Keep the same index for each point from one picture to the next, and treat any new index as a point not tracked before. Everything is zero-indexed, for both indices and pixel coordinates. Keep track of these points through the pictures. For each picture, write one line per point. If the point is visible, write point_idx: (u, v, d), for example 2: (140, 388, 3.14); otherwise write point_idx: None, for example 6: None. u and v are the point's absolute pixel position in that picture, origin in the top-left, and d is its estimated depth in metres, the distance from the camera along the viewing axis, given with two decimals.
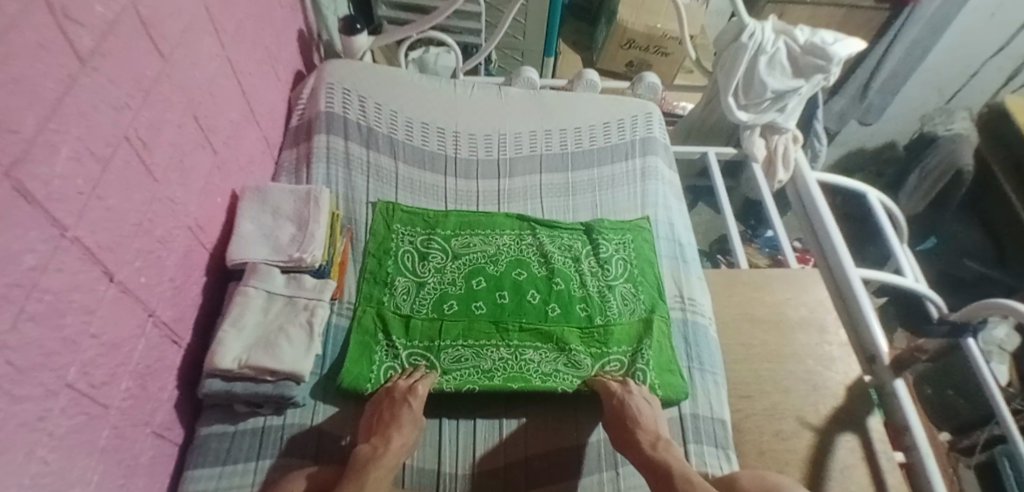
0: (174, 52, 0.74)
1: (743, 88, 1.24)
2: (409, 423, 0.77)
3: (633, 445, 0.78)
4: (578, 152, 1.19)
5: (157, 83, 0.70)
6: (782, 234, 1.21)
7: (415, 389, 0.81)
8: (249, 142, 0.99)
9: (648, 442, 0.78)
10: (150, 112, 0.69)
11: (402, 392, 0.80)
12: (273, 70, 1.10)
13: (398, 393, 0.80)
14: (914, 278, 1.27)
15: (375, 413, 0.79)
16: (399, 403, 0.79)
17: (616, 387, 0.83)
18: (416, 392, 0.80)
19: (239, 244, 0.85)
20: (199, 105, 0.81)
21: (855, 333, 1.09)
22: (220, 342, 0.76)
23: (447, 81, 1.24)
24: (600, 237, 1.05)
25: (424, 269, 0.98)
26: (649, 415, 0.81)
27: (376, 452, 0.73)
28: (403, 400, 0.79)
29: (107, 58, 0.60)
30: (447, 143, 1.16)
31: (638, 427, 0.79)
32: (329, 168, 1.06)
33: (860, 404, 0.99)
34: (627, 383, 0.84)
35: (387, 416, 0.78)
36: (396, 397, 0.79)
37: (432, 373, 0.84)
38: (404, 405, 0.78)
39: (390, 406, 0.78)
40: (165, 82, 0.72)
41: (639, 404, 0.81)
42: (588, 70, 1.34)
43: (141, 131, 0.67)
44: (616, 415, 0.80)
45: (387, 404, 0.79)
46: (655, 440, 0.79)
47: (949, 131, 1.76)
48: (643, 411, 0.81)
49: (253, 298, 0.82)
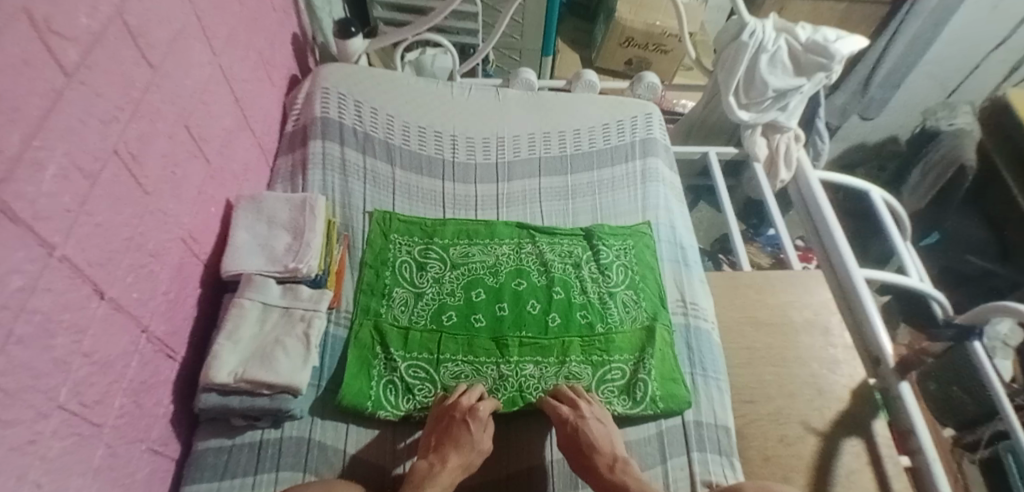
0: (163, 62, 0.73)
1: (744, 87, 1.23)
2: (467, 444, 0.76)
3: (591, 472, 0.77)
4: (577, 155, 1.17)
5: (146, 93, 0.69)
6: (783, 234, 1.20)
7: (475, 410, 0.79)
8: (243, 150, 0.97)
9: (605, 466, 0.76)
10: (140, 124, 0.67)
11: (463, 412, 0.79)
12: (266, 76, 1.08)
13: (457, 412, 0.78)
14: (918, 276, 1.25)
15: (434, 430, 0.79)
16: (458, 423, 0.78)
17: (568, 412, 0.80)
18: (477, 415, 0.79)
19: (234, 254, 0.84)
20: (191, 114, 0.80)
21: (859, 336, 1.07)
22: (215, 355, 0.75)
23: (443, 83, 1.23)
24: (600, 242, 1.04)
25: (422, 279, 0.96)
26: (604, 437, 0.79)
27: (432, 470, 0.73)
28: (463, 421, 0.78)
29: (93, 70, 0.59)
30: (444, 147, 1.15)
31: (593, 452, 0.77)
32: (325, 174, 1.05)
33: (865, 408, 0.98)
34: (579, 405, 0.81)
35: (444, 434, 0.77)
36: (456, 417, 0.78)
37: (477, 386, 0.84)
38: (461, 425, 0.77)
39: (450, 425, 0.78)
40: (155, 92, 0.71)
41: (593, 428, 0.79)
42: (587, 70, 1.32)
43: (130, 143, 0.65)
44: (572, 443, 0.78)
45: (446, 423, 0.78)
46: (613, 462, 0.77)
47: (953, 126, 1.75)
48: (596, 435, 0.79)
49: (249, 310, 0.81)
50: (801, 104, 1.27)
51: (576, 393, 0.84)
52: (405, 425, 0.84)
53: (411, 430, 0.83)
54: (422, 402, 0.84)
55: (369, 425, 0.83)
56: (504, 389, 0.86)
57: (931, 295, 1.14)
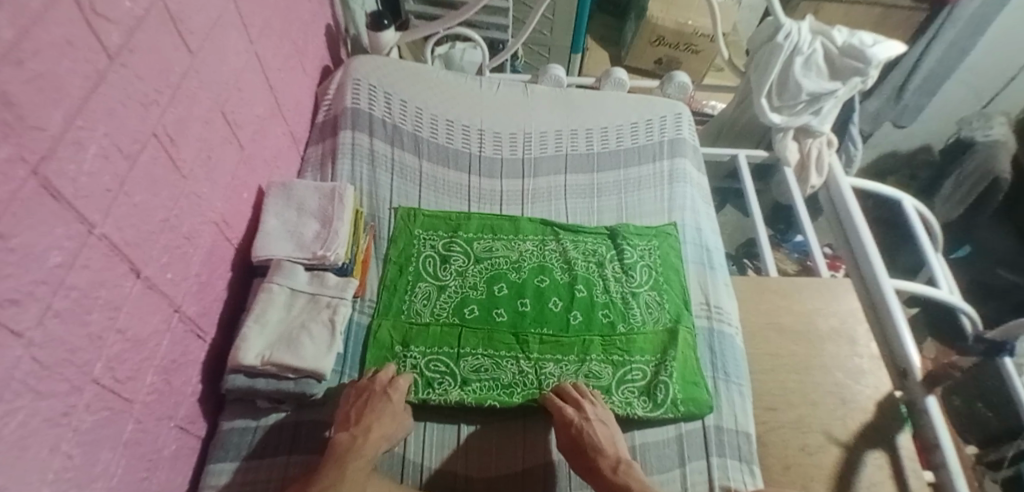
0: (202, 48, 0.74)
1: (777, 88, 1.20)
2: (388, 414, 0.77)
3: (593, 473, 0.77)
4: (604, 153, 1.17)
5: (184, 79, 0.70)
6: (812, 240, 1.18)
7: (395, 382, 0.81)
8: (276, 137, 0.99)
9: (608, 467, 0.76)
10: (177, 109, 0.69)
11: (383, 385, 0.81)
12: (300, 65, 1.10)
13: (377, 386, 0.80)
14: (948, 289, 1.22)
15: (353, 404, 0.79)
16: (378, 395, 0.79)
17: (574, 414, 0.80)
18: (397, 386, 0.81)
19: (264, 240, 0.85)
20: (226, 100, 0.81)
21: (886, 348, 1.05)
22: (244, 337, 0.76)
23: (472, 77, 1.23)
24: (625, 242, 1.03)
25: (446, 272, 0.97)
26: (606, 439, 0.79)
27: (355, 442, 0.73)
28: (383, 393, 0.79)
29: (135, 54, 0.60)
30: (471, 141, 1.15)
31: (596, 454, 0.77)
32: (354, 164, 1.06)
33: (890, 421, 0.95)
34: (583, 406, 0.81)
35: (365, 406, 0.77)
36: (376, 390, 0.80)
37: (389, 366, 0.84)
38: (381, 397, 0.79)
39: (371, 397, 0.78)
40: (193, 78, 0.73)
41: (596, 431, 0.79)
42: (617, 68, 1.31)
43: (168, 127, 0.67)
44: (573, 445, 0.79)
45: (365, 397, 0.79)
46: (615, 463, 0.77)
47: (987, 137, 1.68)
48: (600, 438, 0.79)
49: (277, 294, 0.82)
50: (835, 108, 1.24)
51: (581, 393, 0.84)
52: (425, 421, 0.84)
53: (431, 426, 0.83)
54: (440, 397, 0.84)
55: None
56: (524, 388, 0.86)
57: (961, 309, 1.10)
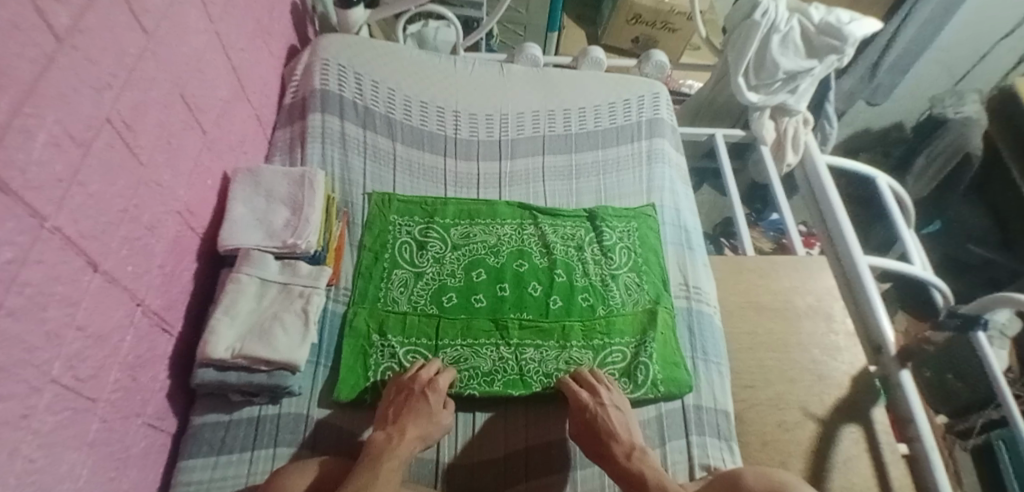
0: (159, 28, 0.70)
1: (754, 67, 1.20)
2: (425, 416, 0.75)
3: (608, 459, 0.75)
4: (582, 134, 1.15)
5: (140, 60, 0.66)
6: (788, 218, 1.18)
7: (435, 382, 0.79)
8: (241, 121, 0.95)
9: (623, 454, 0.75)
10: (134, 93, 0.65)
11: (422, 384, 0.79)
12: (265, 45, 1.05)
13: (417, 385, 0.78)
14: (921, 265, 1.24)
15: (392, 403, 0.78)
16: (416, 396, 0.77)
17: (587, 399, 0.80)
18: (436, 387, 0.79)
19: (231, 228, 0.81)
20: (186, 83, 0.77)
21: (860, 323, 1.07)
22: (213, 330, 0.73)
23: (447, 57, 1.20)
24: (603, 224, 1.02)
25: (422, 259, 0.95)
26: (622, 426, 0.78)
27: (390, 441, 0.71)
28: (421, 394, 0.78)
29: (86, 35, 0.56)
30: (446, 123, 1.12)
31: (609, 440, 0.76)
32: (324, 147, 1.02)
33: (866, 396, 0.98)
34: (597, 392, 0.81)
35: (403, 406, 0.77)
36: (415, 389, 0.78)
37: (436, 361, 0.83)
38: (420, 398, 0.77)
39: (409, 398, 0.77)
40: (150, 60, 0.69)
41: (612, 416, 0.79)
42: (594, 47, 1.29)
43: (125, 111, 0.63)
44: (588, 433, 0.78)
45: (405, 396, 0.78)
46: (630, 449, 0.76)
47: (959, 114, 1.68)
48: (615, 423, 0.78)
49: (246, 285, 0.79)
50: (811, 87, 1.24)
51: (595, 379, 0.83)
52: None
53: None
54: None
55: (367, 414, 0.81)
56: (505, 376, 0.85)
57: (935, 284, 1.12)
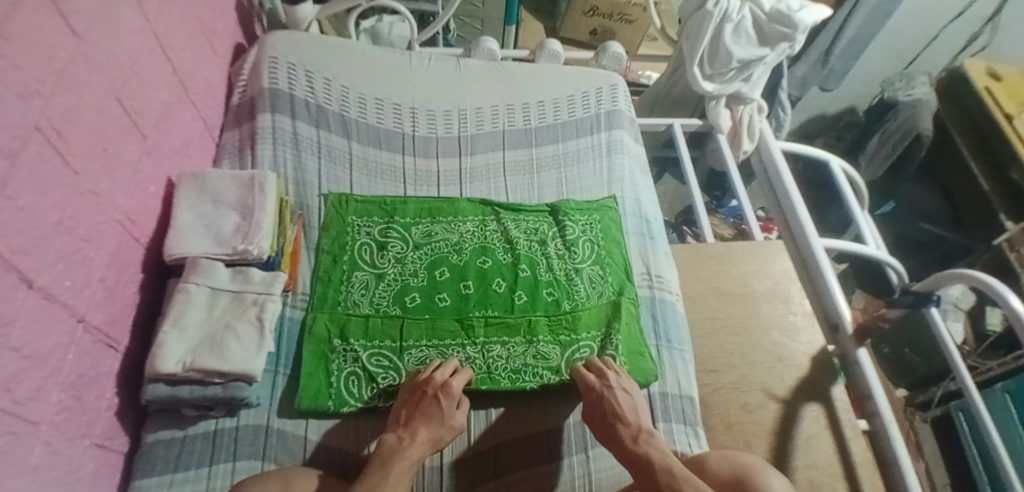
0: (90, 30, 0.66)
1: (708, 57, 1.21)
2: (437, 419, 0.75)
3: (615, 441, 0.76)
4: (541, 127, 1.15)
5: (71, 64, 0.63)
6: (745, 204, 1.21)
7: (449, 385, 0.78)
8: (185, 124, 0.91)
9: (629, 436, 0.76)
10: (65, 98, 0.61)
11: (435, 387, 0.77)
12: (207, 44, 1.01)
13: (430, 388, 0.77)
14: (874, 244, 1.29)
15: (404, 404, 0.77)
16: (429, 398, 0.76)
17: (594, 382, 0.81)
18: (450, 390, 0.77)
19: (177, 236, 0.77)
20: (123, 86, 0.73)
21: (817, 304, 1.10)
22: (161, 344, 0.70)
23: (402, 53, 1.17)
24: (566, 218, 1.02)
25: (383, 260, 0.93)
26: (629, 407, 0.79)
27: (401, 443, 0.71)
28: (434, 396, 0.77)
29: (9, 40, 0.53)
30: (403, 121, 1.10)
31: (617, 421, 0.77)
32: (276, 148, 0.99)
33: (825, 374, 1.01)
34: (603, 375, 0.82)
35: (415, 408, 0.76)
36: (428, 392, 0.77)
37: (452, 359, 0.82)
38: (433, 400, 0.76)
39: (422, 400, 0.76)
40: (82, 63, 0.65)
41: (618, 396, 0.79)
42: (551, 40, 1.28)
43: (55, 119, 0.60)
44: (600, 416, 0.79)
45: (418, 398, 0.77)
46: (637, 432, 0.76)
47: (910, 96, 1.75)
48: (621, 405, 0.79)
49: (195, 295, 0.75)
50: (764, 75, 1.26)
51: (604, 364, 0.84)
52: (370, 418, 0.80)
53: (377, 423, 0.80)
54: (386, 391, 0.81)
55: (330, 420, 0.79)
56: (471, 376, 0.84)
57: (888, 262, 1.16)
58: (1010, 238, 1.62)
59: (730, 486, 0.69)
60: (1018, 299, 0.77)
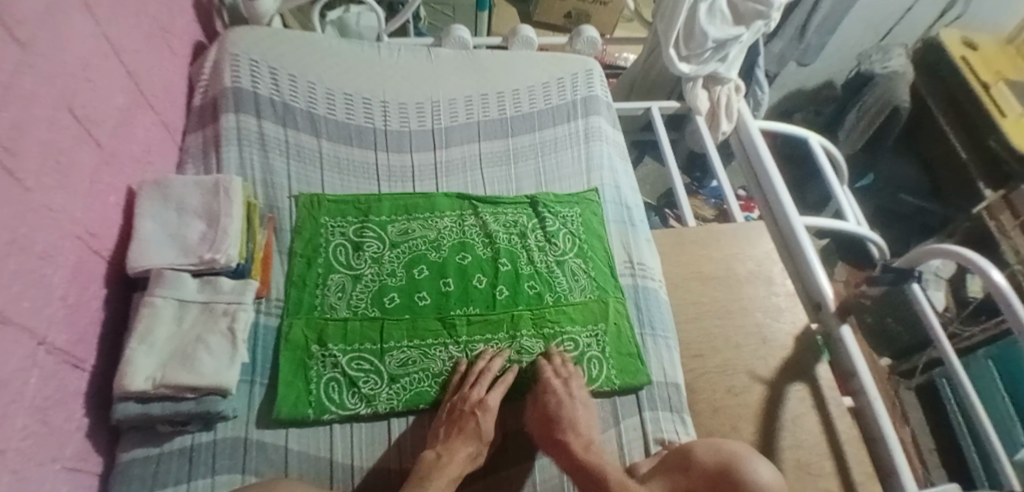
0: (35, 38, 0.63)
1: (683, 38, 1.19)
2: (475, 436, 0.75)
3: (563, 447, 0.74)
4: (517, 116, 1.12)
5: (17, 75, 0.59)
6: (725, 184, 1.20)
7: (485, 402, 0.78)
8: (143, 128, 0.87)
9: (580, 445, 0.74)
10: (13, 110, 0.58)
11: (472, 404, 0.77)
12: (164, 43, 0.96)
13: (467, 405, 0.77)
14: (855, 220, 1.29)
15: (442, 421, 0.77)
16: (467, 416, 0.76)
17: (556, 387, 0.80)
18: (486, 407, 0.77)
19: (139, 249, 0.74)
20: (74, 95, 0.70)
21: (800, 283, 1.10)
22: (128, 361, 0.67)
23: (370, 44, 1.14)
24: (545, 210, 1.01)
25: (359, 260, 0.91)
26: (584, 422, 0.78)
27: (440, 460, 0.71)
28: (472, 414, 0.76)
29: None
30: (374, 115, 1.07)
31: (568, 429, 0.76)
32: (241, 150, 0.95)
33: (809, 353, 1.01)
34: (565, 378, 0.82)
35: (454, 425, 0.76)
36: (465, 411, 0.77)
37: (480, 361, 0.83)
38: (470, 417, 0.76)
39: (460, 418, 0.76)
40: (28, 74, 0.61)
41: (575, 408, 0.79)
42: (524, 25, 1.24)
43: (2, 134, 0.56)
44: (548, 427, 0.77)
45: (456, 415, 0.77)
46: (587, 443, 0.75)
47: (885, 68, 1.75)
48: (577, 417, 0.78)
49: (162, 308, 0.72)
50: (740, 55, 1.25)
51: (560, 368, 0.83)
52: (352, 424, 0.78)
53: (359, 429, 0.78)
54: (368, 396, 0.79)
55: (311, 428, 0.77)
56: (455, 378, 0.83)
57: (869, 237, 1.16)
58: (988, 207, 1.64)
59: (714, 476, 0.68)
60: (999, 270, 0.77)
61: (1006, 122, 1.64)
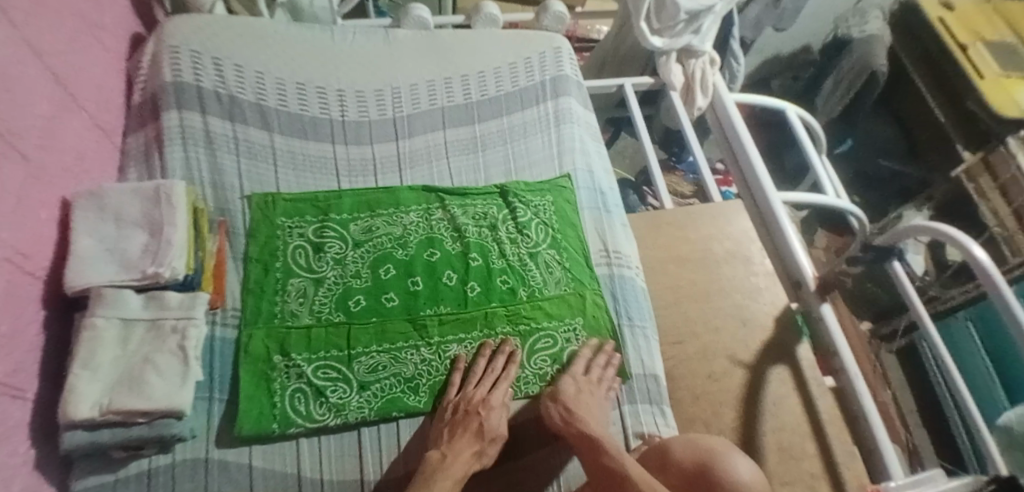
0: None
1: (655, 10, 1.13)
2: (478, 436, 0.72)
3: (573, 425, 0.73)
4: (484, 101, 1.07)
5: None
6: (699, 160, 1.17)
7: (488, 401, 0.76)
8: (75, 133, 0.80)
9: (594, 427, 0.73)
10: None
11: (475, 404, 0.75)
12: (94, 38, 0.89)
13: (469, 406, 0.75)
14: (833, 191, 1.26)
15: (443, 422, 0.75)
16: (472, 416, 0.74)
17: (577, 373, 0.81)
18: (489, 406, 0.76)
19: (76, 267, 0.69)
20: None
21: (778, 261, 1.08)
22: (70, 388, 0.63)
23: (321, 28, 1.07)
24: (516, 199, 0.97)
25: (321, 262, 0.86)
26: (599, 412, 0.77)
27: (445, 460, 0.69)
28: (475, 414, 0.74)
29: None
30: (331, 105, 1.01)
31: (585, 414, 0.75)
32: (187, 150, 0.89)
33: (789, 333, 1.00)
34: (593, 371, 0.82)
35: (456, 426, 0.73)
36: (467, 411, 0.74)
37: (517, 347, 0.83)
38: (473, 417, 0.74)
39: (462, 418, 0.74)
40: None
41: (597, 401, 0.78)
42: (487, 2, 1.17)
43: None
44: (564, 411, 0.76)
45: (457, 416, 0.74)
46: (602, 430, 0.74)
47: (862, 33, 1.73)
48: (594, 409, 0.77)
49: (104, 329, 0.68)
50: (714, 25, 1.20)
51: (590, 363, 0.83)
52: (319, 436, 0.75)
53: (328, 441, 0.75)
54: (336, 405, 0.76)
55: (276, 444, 0.74)
56: (426, 382, 0.80)
57: (847, 210, 1.13)
58: (968, 169, 1.65)
59: (691, 475, 0.65)
60: (979, 245, 0.75)
61: (984, 83, 1.61)
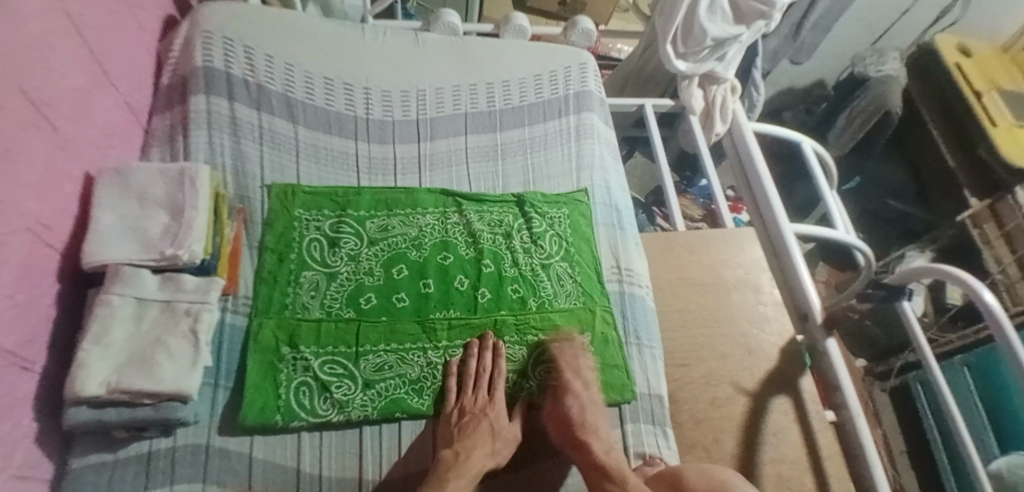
0: None
1: (682, 35, 1.15)
2: (487, 435, 0.75)
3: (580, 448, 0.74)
4: (506, 109, 1.08)
5: None
6: (714, 184, 1.17)
7: (493, 402, 0.79)
8: (104, 109, 0.80)
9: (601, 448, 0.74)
10: None
11: (482, 405, 0.77)
12: (129, 17, 0.89)
13: (474, 407, 0.77)
14: (843, 227, 1.27)
15: (450, 421, 0.76)
16: (479, 417, 0.76)
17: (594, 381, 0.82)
18: (494, 406, 0.78)
19: (95, 242, 0.69)
20: (29, 76, 0.64)
21: (786, 291, 1.09)
22: (79, 363, 0.62)
23: (352, 25, 1.08)
24: (533, 210, 0.97)
25: (335, 257, 0.86)
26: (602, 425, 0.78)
27: (459, 458, 0.70)
28: (482, 414, 0.77)
29: None
30: (356, 103, 1.02)
31: (592, 433, 0.75)
32: (211, 135, 0.90)
33: (793, 365, 1.00)
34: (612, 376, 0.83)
35: (465, 425, 0.75)
36: (474, 412, 0.76)
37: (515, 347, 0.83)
38: (480, 416, 0.76)
39: (470, 419, 0.75)
40: None
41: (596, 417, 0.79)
42: (517, 14, 1.18)
43: None
44: (578, 408, 0.78)
45: (466, 418, 0.76)
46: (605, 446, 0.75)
47: (879, 72, 1.71)
48: (597, 421, 0.78)
49: (119, 308, 0.68)
50: (738, 55, 1.21)
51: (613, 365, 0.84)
52: (321, 431, 0.75)
53: (329, 436, 0.75)
54: (340, 401, 0.75)
55: (278, 436, 0.73)
56: (433, 385, 0.80)
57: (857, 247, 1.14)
58: (974, 215, 1.65)
59: None
60: (992, 294, 0.74)
61: (997, 131, 1.62)
